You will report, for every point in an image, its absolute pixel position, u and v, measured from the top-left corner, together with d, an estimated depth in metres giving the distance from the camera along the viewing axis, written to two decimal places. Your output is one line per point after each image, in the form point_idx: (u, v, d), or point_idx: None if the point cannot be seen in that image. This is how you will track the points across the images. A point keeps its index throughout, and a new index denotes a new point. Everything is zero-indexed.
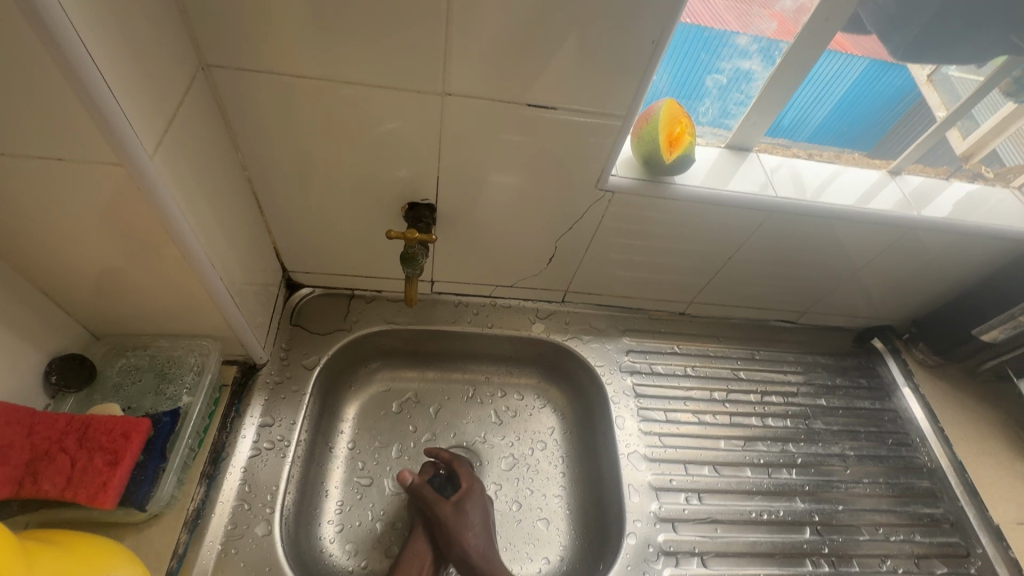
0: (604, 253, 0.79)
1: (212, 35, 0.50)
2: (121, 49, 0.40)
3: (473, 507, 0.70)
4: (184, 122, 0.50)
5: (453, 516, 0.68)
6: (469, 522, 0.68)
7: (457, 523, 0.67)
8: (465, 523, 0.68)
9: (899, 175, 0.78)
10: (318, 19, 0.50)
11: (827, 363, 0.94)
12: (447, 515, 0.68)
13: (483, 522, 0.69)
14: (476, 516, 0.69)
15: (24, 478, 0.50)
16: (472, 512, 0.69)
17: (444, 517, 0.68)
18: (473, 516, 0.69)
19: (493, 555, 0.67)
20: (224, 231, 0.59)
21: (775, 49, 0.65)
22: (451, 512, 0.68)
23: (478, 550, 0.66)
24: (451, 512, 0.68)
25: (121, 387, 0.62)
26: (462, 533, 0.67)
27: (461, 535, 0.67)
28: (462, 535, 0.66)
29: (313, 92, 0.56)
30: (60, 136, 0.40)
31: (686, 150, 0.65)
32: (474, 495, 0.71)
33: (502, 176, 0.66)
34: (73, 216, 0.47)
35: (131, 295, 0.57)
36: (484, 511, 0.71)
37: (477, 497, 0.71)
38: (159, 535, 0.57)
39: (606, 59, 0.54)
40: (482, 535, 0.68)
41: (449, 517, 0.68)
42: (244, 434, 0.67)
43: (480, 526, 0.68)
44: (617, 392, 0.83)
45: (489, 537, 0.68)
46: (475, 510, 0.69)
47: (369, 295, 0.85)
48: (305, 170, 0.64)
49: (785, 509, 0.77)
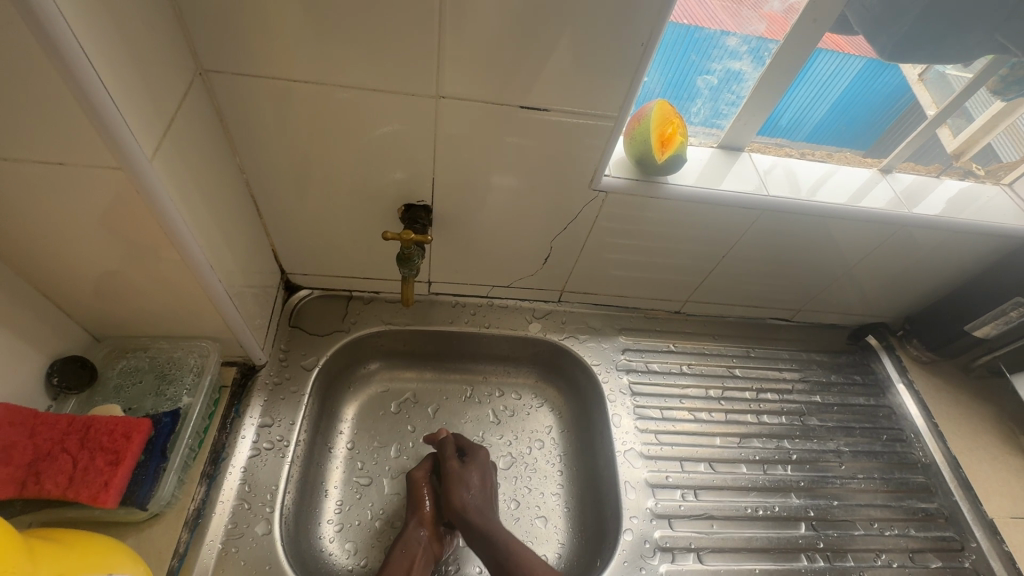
0: (599, 253, 0.80)
1: (211, 41, 0.51)
2: (120, 55, 0.41)
3: (476, 469, 0.74)
4: (183, 125, 0.51)
5: (459, 471, 0.73)
6: (469, 480, 0.72)
7: (460, 478, 0.72)
8: (466, 481, 0.72)
9: (890, 173, 0.79)
10: (314, 24, 0.51)
11: (822, 360, 0.95)
12: (454, 470, 0.73)
13: (483, 485, 0.73)
14: (477, 478, 0.73)
15: (26, 478, 0.50)
16: (473, 473, 0.73)
17: (451, 471, 0.73)
18: (474, 476, 0.73)
19: (489, 513, 0.70)
20: (222, 233, 0.60)
21: (764, 49, 0.66)
22: (457, 468, 0.73)
23: (472, 506, 0.70)
24: (457, 469, 0.73)
25: (122, 389, 0.62)
26: (461, 489, 0.71)
27: (461, 490, 0.71)
28: (461, 490, 0.71)
29: (310, 96, 0.57)
30: (61, 141, 0.41)
31: (678, 150, 0.66)
32: (479, 459, 0.75)
33: (497, 177, 0.67)
34: (74, 219, 0.48)
35: (131, 297, 0.58)
36: (490, 476, 0.75)
37: (483, 463, 0.75)
38: (160, 534, 0.58)
39: (597, 61, 0.55)
40: (482, 495, 0.72)
41: (455, 471, 0.73)
42: (243, 434, 0.68)
43: (478, 486, 0.72)
44: (614, 390, 0.84)
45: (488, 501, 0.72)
46: (476, 471, 0.73)
47: (367, 296, 0.86)
48: (303, 173, 0.65)
49: (781, 505, 0.77)
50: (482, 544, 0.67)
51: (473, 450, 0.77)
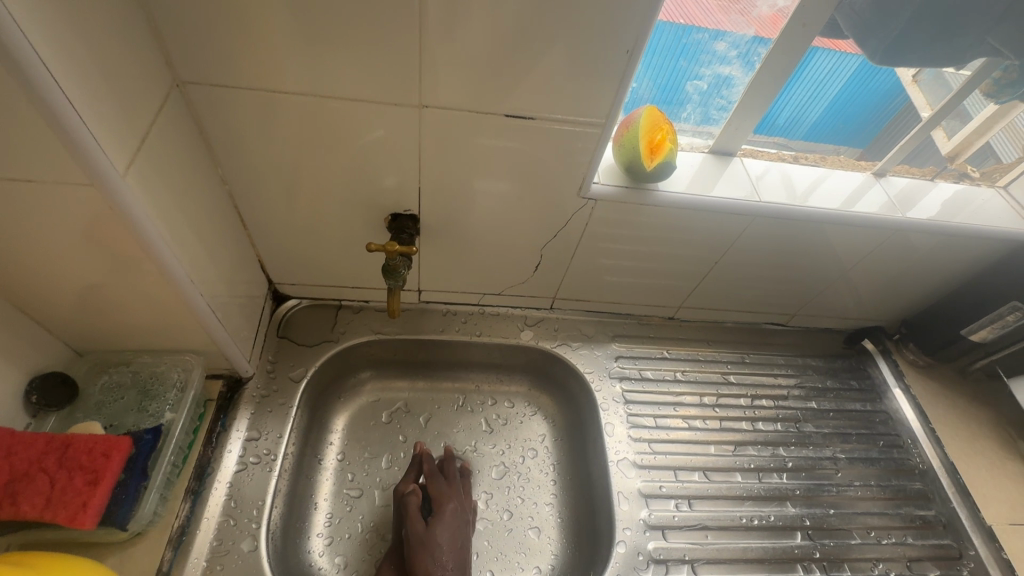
0: (590, 260, 0.79)
1: (187, 52, 0.50)
2: (90, 70, 0.40)
3: (443, 528, 0.68)
4: (159, 138, 0.50)
5: (423, 534, 0.66)
6: (436, 543, 0.66)
7: (426, 543, 0.66)
8: (432, 547, 0.66)
9: (883, 177, 0.78)
10: (292, 35, 0.50)
11: (818, 365, 0.94)
12: (419, 534, 0.66)
13: (451, 547, 0.67)
14: (444, 538, 0.67)
15: (2, 500, 0.49)
16: (441, 533, 0.67)
17: (415, 536, 0.66)
18: (442, 539, 0.67)
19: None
20: (204, 246, 0.59)
21: (754, 54, 0.65)
22: (423, 532, 0.66)
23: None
24: (422, 533, 0.66)
25: (104, 405, 0.61)
26: (428, 559, 0.65)
27: (426, 559, 0.65)
28: (427, 560, 0.64)
29: (291, 106, 0.56)
30: (30, 158, 0.40)
31: (668, 157, 0.65)
32: (445, 516, 0.70)
33: (485, 185, 0.66)
34: (48, 236, 0.47)
35: (111, 313, 0.57)
36: (458, 534, 0.69)
37: (448, 520, 0.69)
38: (143, 553, 0.57)
39: (582, 69, 0.55)
40: (450, 560, 0.66)
41: (420, 537, 0.66)
42: (230, 449, 0.67)
43: (445, 550, 0.67)
44: (607, 399, 0.83)
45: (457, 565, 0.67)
46: (444, 531, 0.68)
47: (357, 305, 0.85)
48: (287, 183, 0.64)
49: (776, 514, 0.76)
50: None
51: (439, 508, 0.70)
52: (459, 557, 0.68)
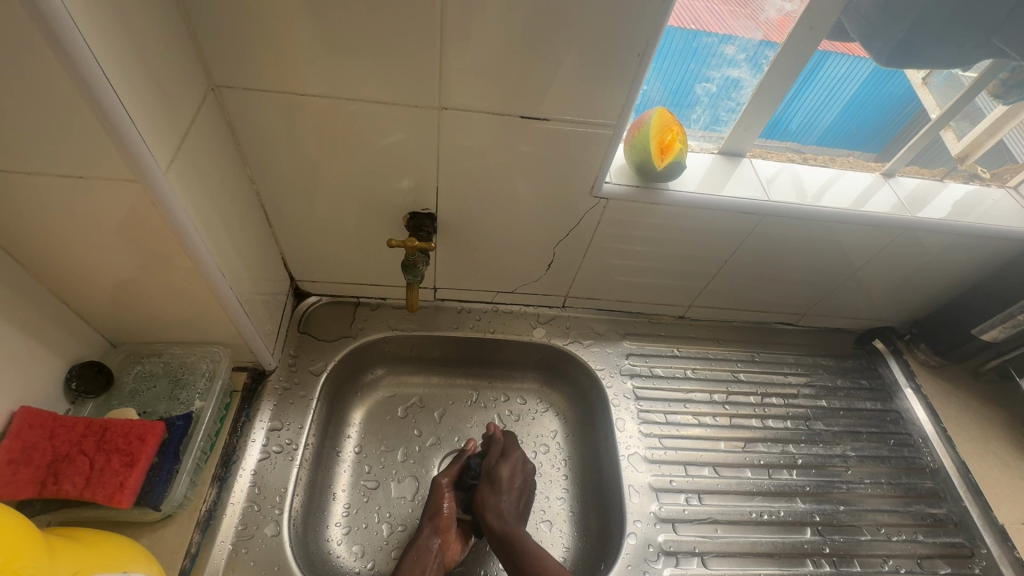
0: (602, 258, 0.81)
1: (222, 57, 0.53)
2: (137, 73, 0.43)
3: (507, 465, 0.75)
4: (196, 139, 0.53)
5: (491, 467, 0.75)
6: (498, 478, 0.74)
7: (491, 476, 0.74)
8: (495, 481, 0.73)
9: (892, 178, 0.79)
10: (321, 41, 0.53)
11: (829, 364, 0.95)
12: (489, 466, 0.75)
13: (516, 483, 0.74)
14: (507, 476, 0.74)
15: (46, 479, 0.53)
16: (503, 470, 0.75)
17: (486, 467, 0.75)
18: (505, 475, 0.74)
19: (513, 521, 0.70)
20: (233, 241, 0.62)
21: (762, 57, 0.66)
22: (491, 467, 0.75)
23: (498, 506, 0.71)
24: (491, 467, 0.75)
25: (137, 393, 0.64)
26: (491, 488, 0.73)
27: (490, 489, 0.73)
28: (490, 490, 0.73)
29: (317, 109, 0.59)
30: (81, 155, 0.43)
31: (678, 156, 0.67)
32: (514, 458, 0.77)
33: (500, 186, 0.69)
34: (91, 229, 0.50)
35: (147, 306, 0.60)
36: (525, 479, 0.76)
37: (518, 462, 0.76)
38: (173, 535, 0.60)
39: (595, 71, 0.57)
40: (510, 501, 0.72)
41: (488, 469, 0.75)
42: (254, 437, 0.70)
43: (508, 485, 0.74)
44: (617, 395, 0.85)
45: (517, 509, 0.72)
46: (507, 468, 0.75)
47: (374, 302, 0.87)
48: (309, 182, 0.67)
49: (786, 509, 0.77)
50: (498, 548, 0.68)
51: (514, 448, 0.78)
52: (519, 502, 0.73)
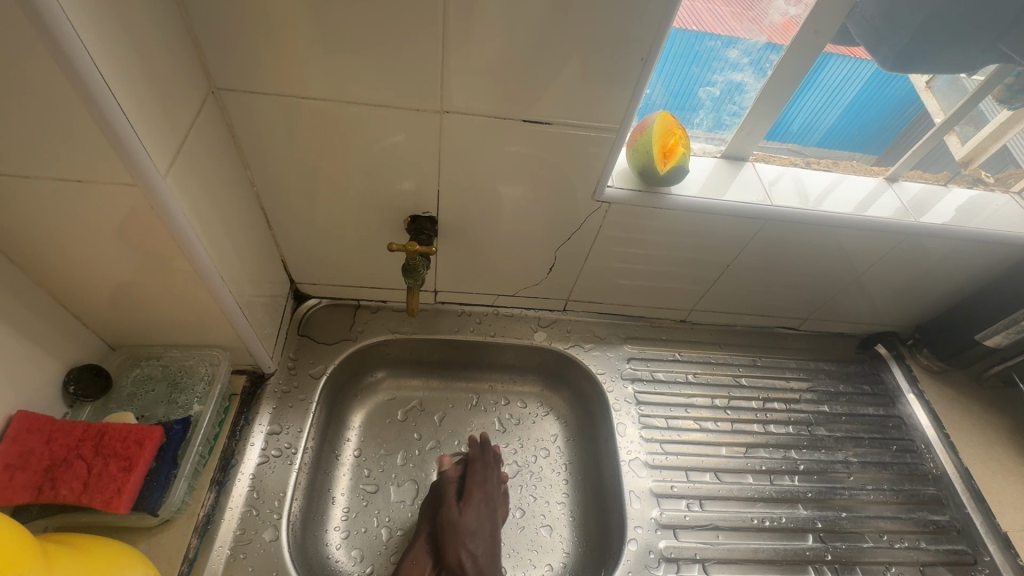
0: (603, 262, 0.81)
1: (223, 60, 0.53)
2: (137, 76, 0.43)
3: (472, 515, 0.71)
4: (196, 142, 0.52)
5: (454, 519, 0.70)
6: (466, 529, 0.69)
7: (457, 530, 0.69)
8: (463, 534, 0.69)
9: (896, 182, 0.79)
10: (322, 44, 0.52)
11: (831, 369, 0.94)
12: (451, 518, 0.70)
13: (481, 531, 0.70)
14: (474, 525, 0.70)
15: (43, 484, 0.53)
16: (470, 519, 0.70)
17: (448, 520, 0.70)
18: (471, 524, 0.70)
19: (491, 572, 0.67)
20: (233, 244, 0.61)
21: (765, 61, 0.66)
22: (453, 518, 0.70)
23: (471, 560, 0.67)
24: (453, 518, 0.70)
25: (136, 397, 0.64)
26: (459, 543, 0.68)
27: (458, 545, 0.68)
28: (459, 544, 0.68)
29: (318, 112, 0.58)
30: (80, 159, 0.43)
31: (680, 161, 0.67)
32: (475, 502, 0.72)
33: (502, 190, 0.68)
34: (90, 233, 0.49)
35: (146, 309, 0.60)
36: (489, 523, 0.71)
37: (479, 506, 0.72)
38: (171, 540, 0.59)
39: (598, 75, 0.56)
40: (483, 550, 0.69)
41: (451, 522, 0.70)
42: (253, 441, 0.70)
43: (475, 536, 0.69)
44: (618, 399, 0.84)
45: (489, 555, 0.69)
46: (473, 516, 0.71)
47: (375, 305, 0.87)
48: (310, 185, 0.67)
49: (788, 516, 0.77)
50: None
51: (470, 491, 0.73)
52: (490, 548, 0.70)
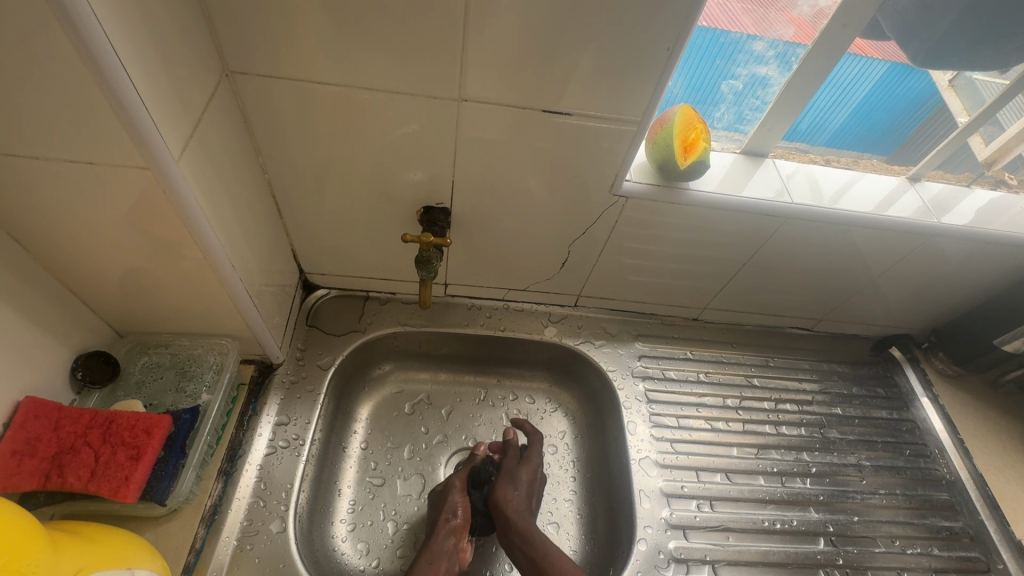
0: (617, 258, 0.79)
1: (237, 43, 0.52)
2: (152, 57, 0.42)
3: (527, 470, 0.75)
4: (209, 126, 0.51)
5: (512, 467, 0.75)
6: (517, 478, 0.73)
7: (510, 475, 0.73)
8: (514, 479, 0.73)
9: (919, 182, 0.77)
10: (339, 28, 0.51)
11: (844, 371, 0.93)
12: (509, 467, 0.75)
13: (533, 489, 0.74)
14: (526, 478, 0.74)
15: (50, 471, 0.53)
16: (524, 473, 0.74)
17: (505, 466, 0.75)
18: (523, 478, 0.74)
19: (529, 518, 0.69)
20: (244, 231, 0.60)
21: (792, 54, 0.64)
22: (511, 467, 0.75)
23: (514, 502, 0.70)
24: (511, 467, 0.75)
25: (143, 385, 0.63)
26: (508, 484, 0.72)
27: (508, 486, 0.72)
28: (508, 487, 0.72)
29: (333, 98, 0.57)
30: (91, 141, 0.42)
31: (701, 156, 0.65)
32: (534, 462, 0.76)
33: (516, 182, 0.67)
34: (100, 217, 0.48)
35: (155, 296, 0.59)
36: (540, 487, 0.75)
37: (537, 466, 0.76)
38: (178, 530, 0.59)
39: (620, 67, 0.55)
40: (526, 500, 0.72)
41: (509, 469, 0.74)
42: (260, 432, 0.69)
43: (525, 486, 0.73)
44: (629, 397, 0.83)
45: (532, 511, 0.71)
46: (526, 471, 0.74)
47: (383, 297, 0.86)
48: (323, 173, 0.66)
49: (799, 519, 0.76)
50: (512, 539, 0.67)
51: (533, 452, 0.78)
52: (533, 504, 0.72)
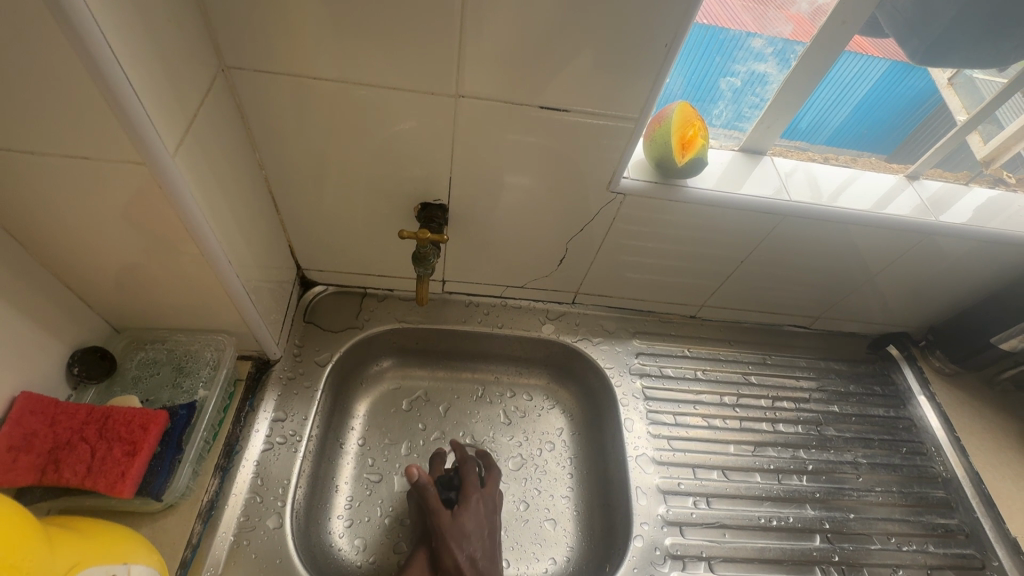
0: (615, 255, 0.79)
1: (234, 38, 0.51)
2: (147, 52, 0.42)
3: (469, 517, 0.68)
4: (205, 121, 0.51)
5: (450, 524, 0.66)
6: (463, 534, 0.66)
7: (454, 534, 0.66)
8: (460, 537, 0.66)
9: (917, 180, 0.76)
10: (336, 24, 0.51)
11: (841, 369, 0.93)
12: (446, 523, 0.67)
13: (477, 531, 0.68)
14: (473, 527, 0.67)
15: (46, 466, 0.53)
16: (468, 521, 0.67)
17: (442, 524, 0.66)
18: (469, 529, 0.67)
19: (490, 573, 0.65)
20: (241, 227, 0.60)
21: (790, 51, 0.64)
22: (450, 523, 0.67)
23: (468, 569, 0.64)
24: (448, 523, 0.66)
25: (140, 380, 0.63)
26: (453, 548, 0.65)
27: (453, 550, 0.65)
28: (454, 551, 0.65)
29: (330, 94, 0.57)
30: (85, 136, 0.41)
31: (699, 153, 0.65)
32: (473, 503, 0.69)
33: (514, 178, 0.67)
34: (96, 213, 0.48)
35: (151, 292, 0.59)
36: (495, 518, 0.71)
37: (477, 510, 0.69)
38: (175, 525, 0.59)
39: (618, 64, 0.55)
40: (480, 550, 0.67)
41: (449, 526, 0.66)
42: (257, 428, 0.69)
43: (473, 539, 0.67)
44: (626, 394, 0.83)
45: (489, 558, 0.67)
46: (472, 519, 0.68)
47: (381, 293, 0.86)
48: (320, 169, 0.66)
49: (795, 516, 0.76)
50: None
51: (466, 493, 0.70)
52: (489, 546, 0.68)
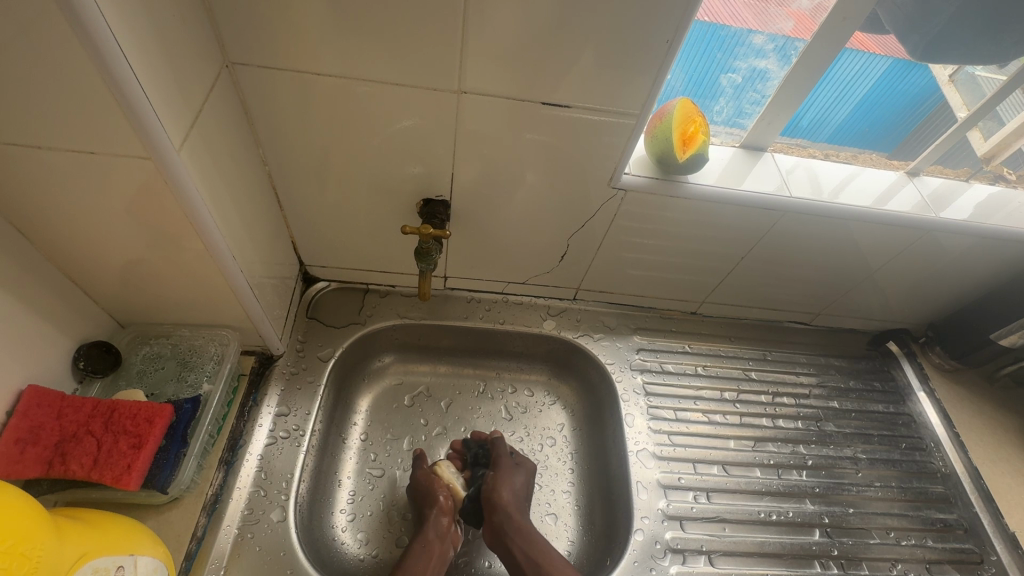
0: (615, 252, 0.80)
1: (237, 34, 0.52)
2: (152, 47, 0.42)
3: (522, 474, 0.75)
4: (210, 117, 0.52)
5: (507, 468, 0.75)
6: (514, 482, 0.74)
7: (507, 477, 0.74)
8: (510, 481, 0.73)
9: (917, 176, 0.77)
10: (339, 20, 0.51)
11: (841, 365, 0.93)
12: (503, 468, 0.75)
13: (523, 487, 0.74)
14: (520, 481, 0.74)
15: (53, 459, 0.53)
16: (518, 476, 0.75)
17: (500, 467, 0.75)
18: (518, 479, 0.74)
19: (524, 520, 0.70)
20: (244, 222, 0.60)
21: (791, 48, 0.64)
22: (507, 469, 0.75)
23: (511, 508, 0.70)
24: (505, 468, 0.75)
25: (145, 375, 0.64)
26: (507, 488, 0.72)
27: (505, 488, 0.72)
28: (505, 489, 0.72)
29: (332, 90, 0.57)
30: (92, 130, 0.42)
31: (700, 149, 0.66)
32: (526, 466, 0.77)
33: (515, 174, 0.67)
34: (101, 207, 0.49)
35: (156, 287, 0.59)
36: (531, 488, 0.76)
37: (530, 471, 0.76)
38: (179, 517, 0.60)
39: (619, 59, 0.55)
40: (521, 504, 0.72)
41: (503, 467, 0.75)
42: (261, 423, 0.70)
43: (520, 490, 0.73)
44: (627, 389, 0.84)
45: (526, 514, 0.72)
46: (522, 475, 0.75)
47: (383, 290, 0.86)
48: (322, 165, 0.66)
49: (795, 510, 0.76)
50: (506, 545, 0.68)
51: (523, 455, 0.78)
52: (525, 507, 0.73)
